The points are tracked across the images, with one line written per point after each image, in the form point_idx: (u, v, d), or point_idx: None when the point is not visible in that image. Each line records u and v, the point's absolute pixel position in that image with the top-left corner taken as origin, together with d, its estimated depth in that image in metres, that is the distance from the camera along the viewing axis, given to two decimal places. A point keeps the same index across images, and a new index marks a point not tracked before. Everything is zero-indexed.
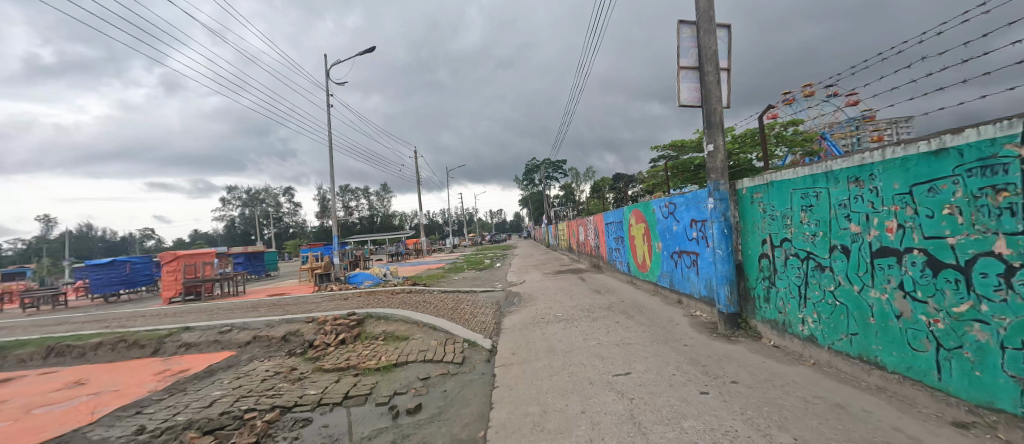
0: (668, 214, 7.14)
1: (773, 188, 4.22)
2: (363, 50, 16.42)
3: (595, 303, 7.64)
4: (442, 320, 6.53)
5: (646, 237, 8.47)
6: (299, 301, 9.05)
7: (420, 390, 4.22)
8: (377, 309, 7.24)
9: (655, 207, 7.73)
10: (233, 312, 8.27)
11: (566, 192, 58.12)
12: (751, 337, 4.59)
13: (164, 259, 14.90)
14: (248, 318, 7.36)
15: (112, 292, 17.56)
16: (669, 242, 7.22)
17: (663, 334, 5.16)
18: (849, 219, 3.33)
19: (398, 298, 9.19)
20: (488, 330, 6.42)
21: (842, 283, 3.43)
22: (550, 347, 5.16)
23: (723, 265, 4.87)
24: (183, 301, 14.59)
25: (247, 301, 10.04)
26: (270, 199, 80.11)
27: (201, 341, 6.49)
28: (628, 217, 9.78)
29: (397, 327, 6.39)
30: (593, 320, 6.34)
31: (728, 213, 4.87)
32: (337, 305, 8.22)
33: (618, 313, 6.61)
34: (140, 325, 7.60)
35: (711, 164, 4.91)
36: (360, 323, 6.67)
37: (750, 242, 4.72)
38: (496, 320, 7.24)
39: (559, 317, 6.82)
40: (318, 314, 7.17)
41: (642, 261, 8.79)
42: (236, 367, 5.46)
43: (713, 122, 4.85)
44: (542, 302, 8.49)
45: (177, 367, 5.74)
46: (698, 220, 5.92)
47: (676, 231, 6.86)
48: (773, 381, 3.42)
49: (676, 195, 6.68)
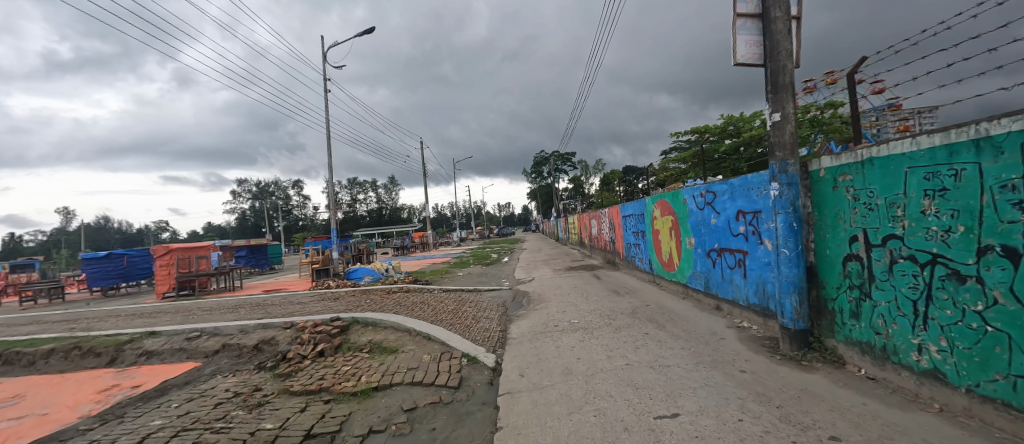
0: (704, 205, 6.06)
1: (872, 168, 3.13)
2: (363, 31, 15.33)
3: (616, 308, 6.65)
4: (439, 329, 5.58)
5: (674, 231, 7.41)
6: (285, 301, 8.23)
7: (403, 428, 3.26)
8: (365, 314, 6.32)
9: (688, 197, 6.64)
10: (211, 313, 7.47)
11: (575, 185, 56.60)
12: (830, 362, 3.54)
13: (157, 252, 14.02)
14: (222, 322, 6.53)
15: (109, 286, 17.11)
16: (704, 237, 6.16)
17: (708, 354, 4.12)
18: (1018, 207, 2.17)
19: (393, 298, 8.28)
20: (491, 340, 5.47)
21: (1001, 302, 2.27)
22: (566, 368, 4.17)
23: (791, 269, 3.81)
24: (176, 297, 13.95)
25: (234, 300, 9.30)
26: (281, 192, 80.69)
27: (164, 349, 5.71)
28: (650, 209, 8.69)
29: (386, 336, 5.48)
30: (616, 331, 5.31)
31: (798, 203, 3.78)
32: (324, 306, 7.36)
33: (645, 321, 5.61)
34: (105, 328, 6.84)
35: (777, 138, 3.81)
36: (344, 330, 5.77)
37: (830, 240, 3.63)
38: (501, 326, 6.30)
39: (575, 326, 5.81)
40: (298, 318, 6.29)
41: (668, 259, 7.74)
42: (193, 385, 4.65)
43: (780, 84, 3.74)
44: (554, 305, 7.53)
45: (128, 382, 4.91)
46: (749, 212, 4.84)
47: (714, 226, 5.80)
48: (894, 441, 2.34)
49: (717, 183, 5.61)
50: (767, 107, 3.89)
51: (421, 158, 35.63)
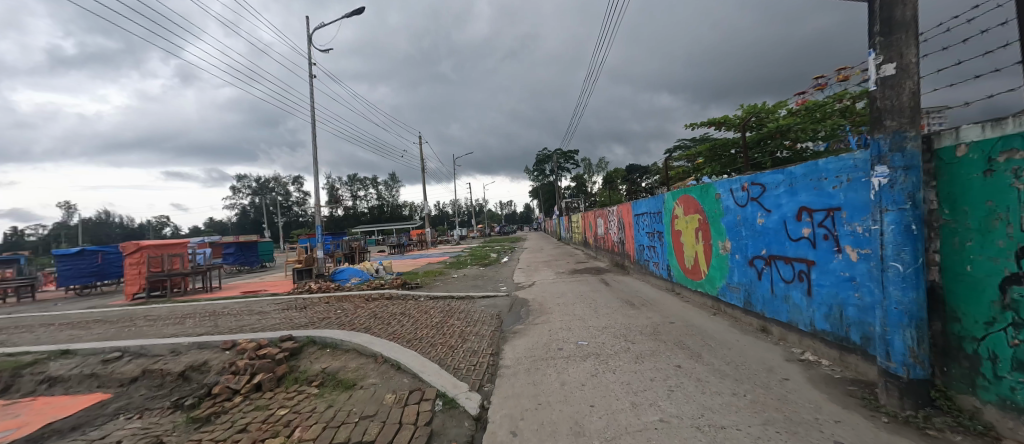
0: (747, 201, 4.89)
1: None
2: (351, 11, 14.08)
3: (632, 325, 5.48)
4: (411, 354, 4.42)
5: (701, 233, 6.23)
6: (244, 310, 7.10)
7: None
8: (325, 331, 5.17)
9: (722, 192, 5.46)
10: (151, 324, 6.35)
11: (578, 183, 55.06)
12: (977, 434, 2.33)
13: (126, 249, 12.93)
14: (156, 337, 5.40)
15: (83, 285, 16.09)
16: (744, 241, 4.98)
17: (776, 407, 2.92)
18: None
19: (369, 307, 7.13)
20: (477, 369, 4.28)
21: None
22: (575, 424, 2.98)
23: (907, 291, 2.60)
24: (146, 298, 12.86)
25: (193, 306, 8.19)
26: (281, 188, 79.88)
27: (72, 375, 4.58)
28: (671, 206, 7.47)
29: (345, 363, 4.33)
30: (638, 361, 4.12)
31: (920, 196, 2.58)
32: (285, 317, 6.22)
33: (673, 346, 4.44)
34: (20, 342, 5.72)
35: (887, 101, 2.63)
36: (295, 354, 4.61)
37: (975, 250, 2.43)
38: (492, 347, 5.14)
39: (584, 352, 4.63)
40: (243, 335, 5.13)
41: (693, 265, 6.57)
42: (78, 433, 3.51)
43: (897, 21, 2.55)
44: (557, 319, 6.35)
45: (3, 423, 3.77)
46: (821, 209, 3.63)
47: (761, 227, 4.61)
48: None
49: (767, 173, 4.43)
50: (873, 55, 2.73)
51: (420, 152, 34.37)
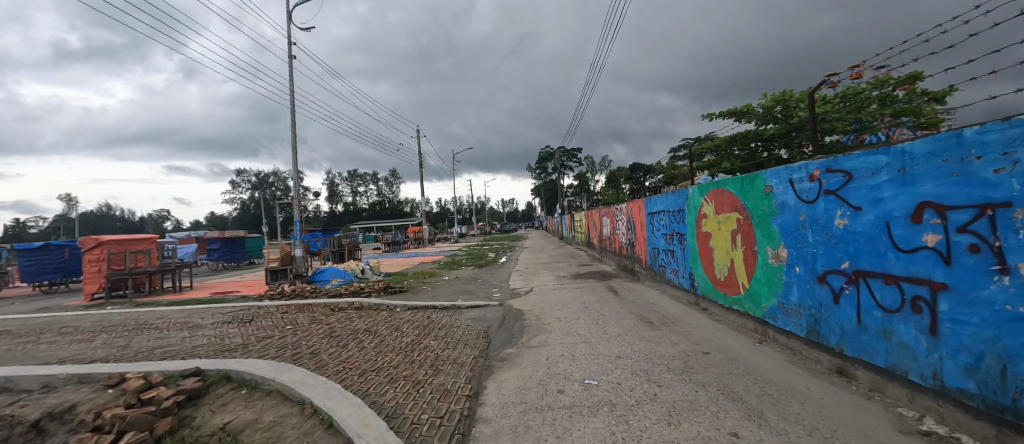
0: (818, 195, 3.64)
1: None
2: None
3: (654, 356, 4.21)
4: (350, 402, 3.17)
5: (741, 238, 4.99)
6: (177, 322, 5.87)
7: None
8: (250, 360, 3.93)
9: (777, 184, 4.22)
10: (54, 340, 5.13)
11: (581, 180, 53.52)
12: None
13: (84, 244, 11.75)
14: (36, 364, 4.14)
15: (48, 282, 14.95)
16: (812, 249, 3.73)
17: None
18: None
19: (329, 321, 5.90)
20: (442, 426, 3.03)
21: None
22: None
23: None
24: (105, 298, 11.68)
25: (132, 314, 6.98)
26: (281, 183, 78.84)
27: None
28: (698, 203, 6.18)
29: (259, 415, 3.10)
30: (673, 422, 2.84)
31: None
32: (218, 335, 5.01)
33: (722, 397, 3.15)
34: None
35: None
36: (193, 397, 3.38)
37: None
38: (471, 383, 3.91)
39: (592, 398, 3.38)
40: (142, 364, 3.89)
41: (727, 277, 5.32)
42: None
43: None
44: (557, 340, 5.09)
45: None
46: (967, 207, 2.33)
47: (842, 231, 3.37)
48: None
49: (855, 156, 3.19)
50: None
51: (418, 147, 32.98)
